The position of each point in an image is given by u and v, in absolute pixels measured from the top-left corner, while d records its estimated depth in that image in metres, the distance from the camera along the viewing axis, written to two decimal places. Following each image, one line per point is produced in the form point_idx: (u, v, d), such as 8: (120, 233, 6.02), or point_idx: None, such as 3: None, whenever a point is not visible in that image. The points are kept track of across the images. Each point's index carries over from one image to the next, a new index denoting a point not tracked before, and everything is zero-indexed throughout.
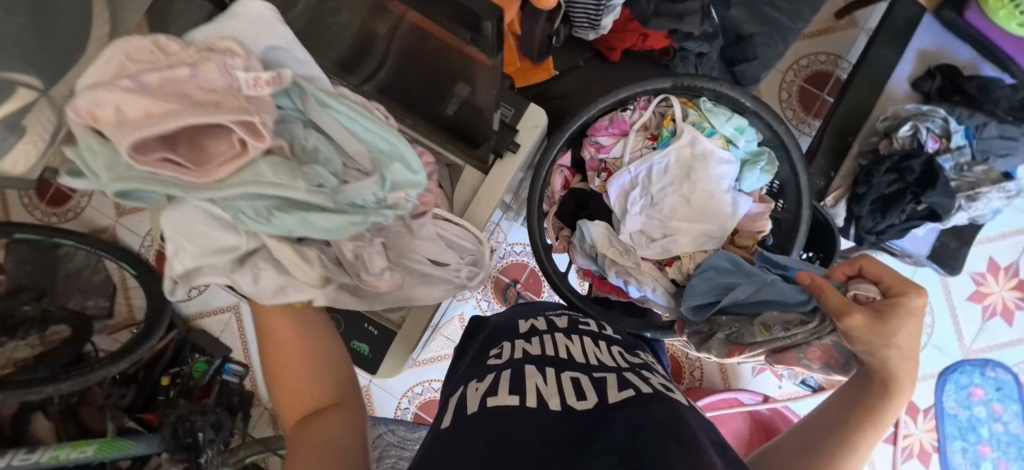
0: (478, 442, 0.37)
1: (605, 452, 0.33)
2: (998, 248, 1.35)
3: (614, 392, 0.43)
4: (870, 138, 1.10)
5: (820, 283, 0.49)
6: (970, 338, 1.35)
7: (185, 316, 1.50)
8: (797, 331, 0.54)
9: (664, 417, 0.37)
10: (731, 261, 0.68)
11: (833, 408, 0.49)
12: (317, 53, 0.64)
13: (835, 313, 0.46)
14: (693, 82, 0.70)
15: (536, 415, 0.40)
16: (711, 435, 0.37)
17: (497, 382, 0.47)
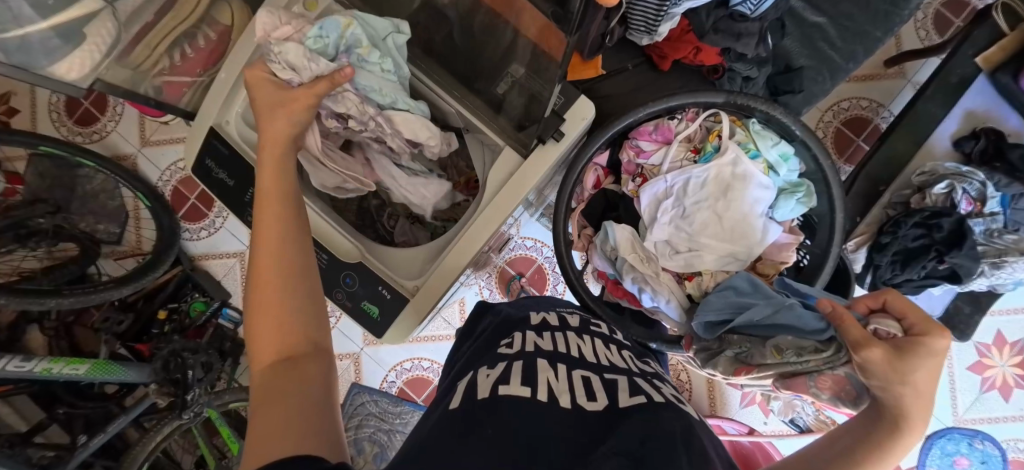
0: (487, 428, 0.37)
1: (614, 453, 0.33)
2: (1008, 323, 1.34)
3: (625, 397, 0.43)
4: (902, 190, 1.10)
5: (841, 315, 0.49)
6: (964, 408, 1.34)
7: (192, 255, 1.48)
8: (810, 357, 0.54)
9: (676, 427, 0.37)
10: (750, 280, 0.68)
11: (837, 439, 0.47)
12: (376, 11, 0.64)
13: (855, 345, 0.45)
14: (747, 101, 0.69)
15: (548, 410, 0.40)
16: (721, 454, 0.37)
17: (508, 371, 0.47)
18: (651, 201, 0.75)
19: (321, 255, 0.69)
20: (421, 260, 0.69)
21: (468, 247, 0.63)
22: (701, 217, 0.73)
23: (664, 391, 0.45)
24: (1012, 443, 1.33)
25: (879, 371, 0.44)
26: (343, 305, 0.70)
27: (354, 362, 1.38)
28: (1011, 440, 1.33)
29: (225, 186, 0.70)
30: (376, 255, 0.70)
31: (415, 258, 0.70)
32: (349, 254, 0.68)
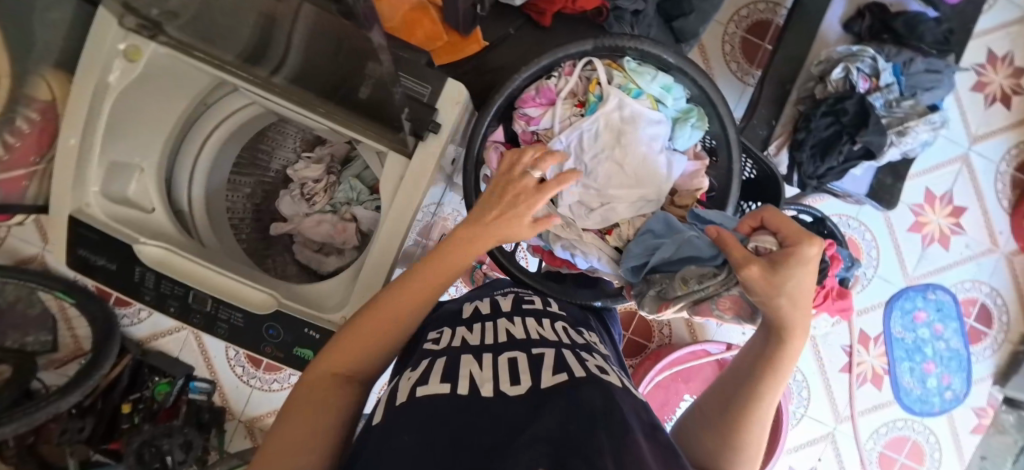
0: (406, 434, 0.38)
1: (537, 439, 0.36)
2: (933, 179, 1.42)
3: (548, 376, 0.46)
4: (807, 83, 1.12)
5: (724, 237, 0.52)
6: (913, 267, 1.42)
7: (139, 340, 1.38)
8: (709, 282, 0.58)
9: (597, 403, 0.41)
10: (659, 220, 0.70)
11: (741, 365, 0.55)
12: (215, 51, 0.59)
13: (737, 265, 0.49)
14: (615, 41, 0.68)
15: (471, 402, 0.42)
16: (642, 420, 0.41)
17: (430, 369, 0.49)
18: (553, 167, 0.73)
19: (235, 315, 0.65)
20: (342, 289, 0.67)
21: (382, 255, 0.62)
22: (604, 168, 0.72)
23: (587, 364, 0.49)
24: (960, 286, 1.42)
25: (760, 286, 0.48)
26: (275, 356, 0.66)
27: None
28: (960, 284, 1.42)
29: (108, 272, 0.64)
30: (292, 296, 0.66)
31: (335, 289, 0.68)
32: (262, 305, 0.64)
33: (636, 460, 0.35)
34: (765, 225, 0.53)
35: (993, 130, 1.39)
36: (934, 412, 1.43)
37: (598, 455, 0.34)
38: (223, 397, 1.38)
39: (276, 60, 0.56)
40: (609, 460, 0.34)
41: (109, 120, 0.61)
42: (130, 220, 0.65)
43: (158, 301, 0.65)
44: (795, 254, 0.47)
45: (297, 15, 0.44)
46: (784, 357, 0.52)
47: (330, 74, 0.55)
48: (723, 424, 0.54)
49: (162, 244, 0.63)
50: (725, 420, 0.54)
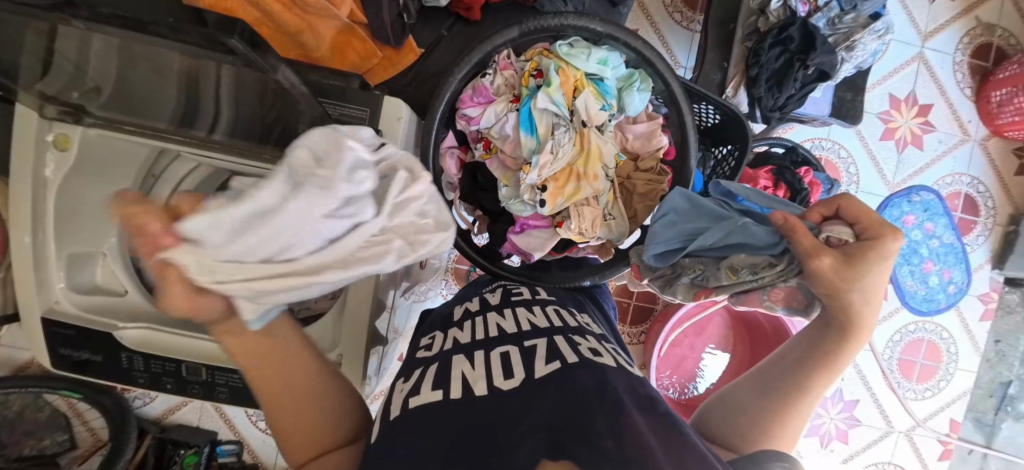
0: (399, 446, 0.40)
1: (536, 429, 0.38)
2: (894, 85, 1.42)
3: (541, 366, 0.47)
4: (749, 18, 1.10)
5: (794, 224, 0.51)
6: (892, 173, 1.44)
7: (155, 417, 1.35)
8: (764, 272, 0.57)
9: (590, 384, 0.42)
10: (698, 205, 0.65)
11: (787, 355, 0.59)
12: (146, 123, 0.58)
13: (806, 254, 0.49)
14: (539, 23, 0.67)
15: (464, 405, 0.43)
16: (636, 394, 0.42)
17: (422, 379, 0.50)
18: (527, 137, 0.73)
19: (232, 377, 0.64)
20: (331, 327, 0.66)
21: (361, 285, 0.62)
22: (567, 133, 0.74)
23: (580, 348, 0.50)
24: (942, 182, 1.44)
25: (829, 277, 0.49)
26: None
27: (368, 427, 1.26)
28: (941, 180, 1.44)
29: (95, 364, 0.64)
30: None
31: (326, 328, 0.67)
32: None
33: (636, 437, 0.35)
34: (839, 215, 0.53)
35: (941, 23, 1.40)
36: (941, 309, 1.39)
37: (598, 436, 0.35)
38: (254, 454, 1.37)
39: (209, 117, 0.55)
40: (610, 440, 0.35)
41: (58, 214, 0.60)
42: (104, 308, 0.65)
43: (153, 381, 0.65)
44: (875, 250, 0.49)
45: (215, 74, 0.43)
46: (840, 355, 0.55)
47: (263, 121, 0.55)
48: (764, 404, 0.57)
49: (142, 324, 0.64)
50: (766, 401, 0.57)
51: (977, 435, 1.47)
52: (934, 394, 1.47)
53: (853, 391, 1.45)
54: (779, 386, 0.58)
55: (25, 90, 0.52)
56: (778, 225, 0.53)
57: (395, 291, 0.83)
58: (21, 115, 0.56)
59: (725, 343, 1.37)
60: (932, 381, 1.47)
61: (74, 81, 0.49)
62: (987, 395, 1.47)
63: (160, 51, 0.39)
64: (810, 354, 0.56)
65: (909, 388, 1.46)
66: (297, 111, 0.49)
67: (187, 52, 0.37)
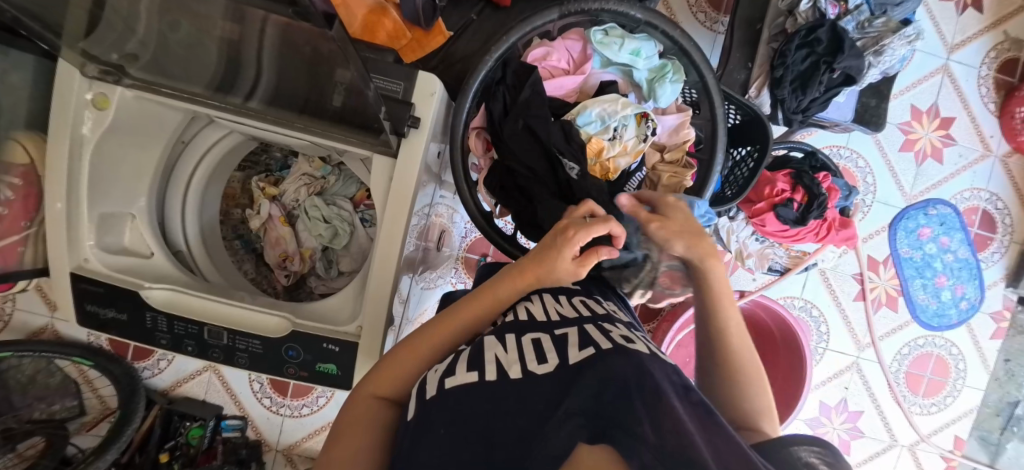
0: (441, 427, 0.43)
1: (573, 413, 0.39)
2: (917, 96, 1.41)
3: (575, 353, 0.47)
4: (776, 19, 1.10)
5: None
6: (910, 185, 1.42)
7: (164, 389, 1.37)
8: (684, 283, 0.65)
9: (628, 371, 0.41)
10: (675, 202, 0.66)
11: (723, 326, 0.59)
12: (183, 86, 0.59)
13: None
14: (579, 6, 0.67)
15: (497, 387, 0.44)
16: (673, 381, 0.42)
17: (456, 360, 0.51)
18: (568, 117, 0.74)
19: (252, 342, 0.65)
20: (350, 301, 0.68)
21: (386, 259, 0.63)
22: (611, 115, 0.74)
23: (611, 335, 0.50)
24: (960, 197, 1.42)
25: None
26: (299, 376, 0.66)
27: None
28: (959, 194, 1.42)
29: (119, 322, 0.64)
30: (306, 315, 0.67)
31: (346, 301, 0.68)
32: (279, 329, 0.65)
33: (674, 423, 0.35)
34: None
35: (968, 36, 1.39)
36: (952, 325, 1.43)
37: (635, 422, 0.35)
38: (257, 431, 1.38)
39: (247, 84, 0.56)
40: (648, 427, 0.35)
41: (91, 173, 0.61)
42: (130, 268, 0.66)
43: (174, 343, 0.65)
44: None
45: (257, 38, 0.44)
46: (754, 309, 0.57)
47: (303, 88, 0.55)
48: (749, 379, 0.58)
49: (168, 286, 0.65)
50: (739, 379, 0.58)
51: (982, 454, 1.46)
52: (940, 409, 1.46)
53: (858, 401, 1.45)
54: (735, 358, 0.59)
55: (69, 46, 0.53)
56: None
57: (409, 277, 0.83)
58: (60, 74, 0.57)
59: None
60: (939, 396, 1.45)
61: (118, 42, 0.51)
62: (995, 414, 1.45)
63: (207, 9, 0.39)
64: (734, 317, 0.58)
65: (915, 402, 1.45)
66: (334, 79, 0.50)
67: (234, 7, 0.37)
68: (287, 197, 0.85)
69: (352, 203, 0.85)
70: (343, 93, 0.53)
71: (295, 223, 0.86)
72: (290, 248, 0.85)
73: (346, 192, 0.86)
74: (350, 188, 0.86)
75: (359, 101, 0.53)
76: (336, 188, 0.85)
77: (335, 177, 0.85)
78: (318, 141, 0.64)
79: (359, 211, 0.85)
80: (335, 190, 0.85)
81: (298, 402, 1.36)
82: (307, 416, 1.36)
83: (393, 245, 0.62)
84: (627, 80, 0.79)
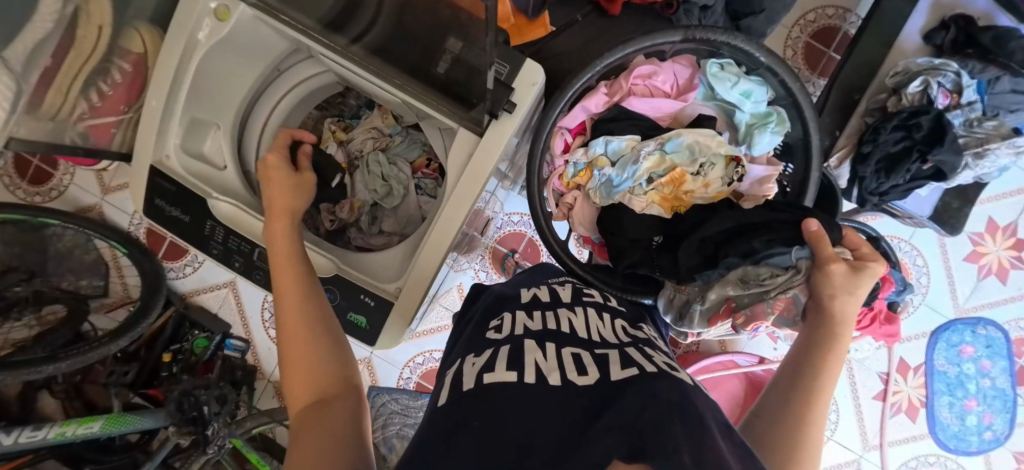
0: (477, 420, 0.41)
1: (611, 427, 0.37)
2: (998, 209, 1.34)
3: (618, 370, 0.46)
4: (878, 95, 1.06)
5: (821, 235, 0.58)
6: (965, 297, 1.36)
7: (182, 294, 1.42)
8: (769, 282, 0.63)
9: (673, 396, 0.40)
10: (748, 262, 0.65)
11: (778, 385, 0.54)
12: (298, 16, 0.60)
13: (824, 261, 0.56)
14: (705, 35, 0.66)
15: (535, 388, 0.44)
16: (718, 418, 0.39)
17: (496, 358, 0.51)
18: (661, 139, 0.71)
19: None
20: (397, 262, 0.69)
21: (444, 231, 0.63)
22: (703, 149, 0.70)
23: (655, 360, 0.49)
24: (1015, 323, 1.35)
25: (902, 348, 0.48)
26: None
27: (367, 366, 1.33)
28: (1014, 320, 1.35)
29: (181, 223, 0.66)
30: (353, 265, 0.69)
31: (393, 260, 0.69)
32: (323, 269, 0.66)
33: (717, 460, 0.32)
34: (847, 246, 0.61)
35: None
36: (969, 451, 1.36)
37: (675, 451, 0.32)
38: (256, 357, 1.42)
39: (357, 26, 0.57)
40: (687, 457, 0.32)
41: (195, 71, 0.62)
42: (203, 175, 0.68)
43: (224, 255, 0.67)
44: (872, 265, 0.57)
45: None
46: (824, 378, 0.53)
47: (411, 45, 0.56)
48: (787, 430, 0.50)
49: (233, 202, 0.66)
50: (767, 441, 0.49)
51: None
52: None
53: None
54: (777, 418, 0.51)
55: None
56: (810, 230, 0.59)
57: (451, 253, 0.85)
58: None
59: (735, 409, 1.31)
60: None
61: None
62: None
63: None
64: (799, 365, 0.54)
65: None
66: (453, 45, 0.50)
67: None
68: (353, 145, 0.87)
69: (410, 168, 0.86)
70: (457, 42, 0.52)
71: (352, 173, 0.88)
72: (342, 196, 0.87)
73: (411, 155, 0.87)
74: (413, 154, 0.87)
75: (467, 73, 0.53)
76: (401, 146, 0.87)
77: (400, 135, 0.86)
78: (411, 102, 0.63)
79: (414, 176, 0.86)
80: (398, 151, 0.87)
81: None
82: None
83: (456, 224, 0.63)
84: (725, 118, 0.76)
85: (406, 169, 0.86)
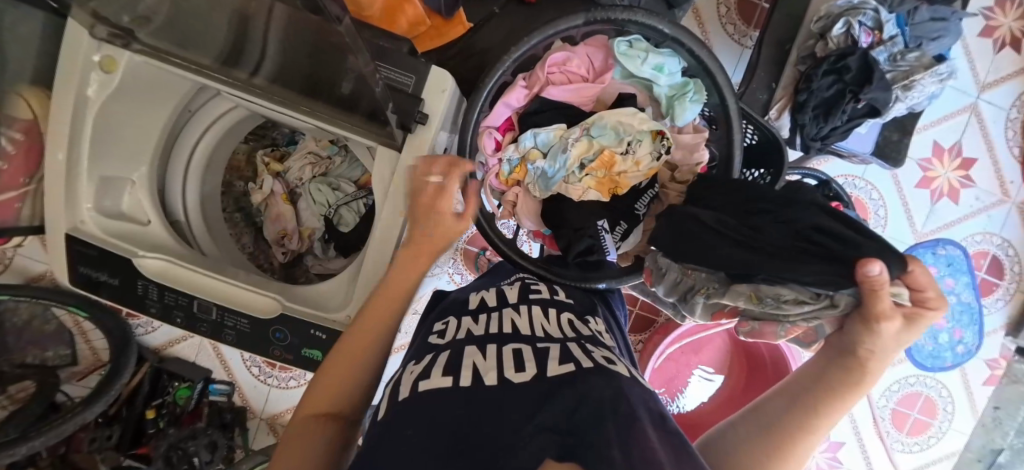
0: (408, 428, 0.40)
1: (543, 429, 0.37)
2: (941, 133, 1.38)
3: (554, 366, 0.47)
4: (807, 41, 1.07)
5: (878, 287, 0.44)
6: (921, 222, 1.40)
7: (156, 347, 1.38)
8: (788, 305, 0.55)
9: (606, 392, 0.41)
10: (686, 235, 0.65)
11: (806, 373, 0.51)
12: (191, 55, 0.58)
13: (872, 319, 0.46)
14: (606, 14, 0.65)
15: (476, 391, 0.44)
16: (649, 408, 0.41)
17: (435, 363, 0.51)
18: (582, 124, 0.74)
19: (240, 321, 0.65)
20: (342, 288, 0.67)
21: (381, 252, 0.62)
22: (627, 128, 0.72)
23: (594, 355, 0.49)
24: (970, 240, 1.40)
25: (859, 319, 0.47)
26: (284, 358, 0.66)
27: None
28: (969, 237, 1.40)
29: (109, 286, 0.64)
30: (296, 299, 0.67)
31: (338, 288, 0.68)
32: (267, 310, 0.65)
33: (646, 450, 0.34)
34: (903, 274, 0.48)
35: (1003, 76, 1.34)
36: (946, 367, 1.39)
37: (605, 445, 0.33)
38: (244, 397, 1.38)
39: (252, 61, 0.55)
40: (617, 450, 0.33)
41: (92, 127, 0.60)
42: (125, 233, 0.66)
43: (163, 312, 0.65)
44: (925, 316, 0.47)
45: (267, 17, 0.42)
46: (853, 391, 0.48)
47: (308, 69, 0.54)
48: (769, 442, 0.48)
49: (162, 256, 0.64)
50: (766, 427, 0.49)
51: None
52: (922, 449, 1.45)
53: (841, 432, 1.44)
54: (788, 411, 0.49)
55: (79, 5, 0.52)
56: (862, 280, 0.44)
57: None
58: (71, 31, 0.56)
59: (722, 365, 1.35)
60: (923, 436, 1.45)
61: (128, 5, 0.49)
62: (976, 460, 1.45)
63: None
64: (834, 366, 0.49)
65: (898, 439, 1.45)
66: (345, 66, 0.49)
67: None
68: (291, 174, 0.84)
69: (355, 186, 0.84)
70: (353, 75, 0.51)
71: (297, 201, 0.86)
72: (290, 226, 0.85)
73: (352, 174, 0.85)
74: (352, 172, 0.85)
75: (366, 90, 0.52)
76: (340, 167, 0.84)
77: (337, 156, 0.83)
78: (326, 126, 0.63)
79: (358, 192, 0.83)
80: (337, 172, 0.85)
81: (286, 374, 1.37)
82: (293, 388, 1.36)
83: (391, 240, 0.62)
84: (646, 94, 0.78)
85: (351, 188, 0.84)
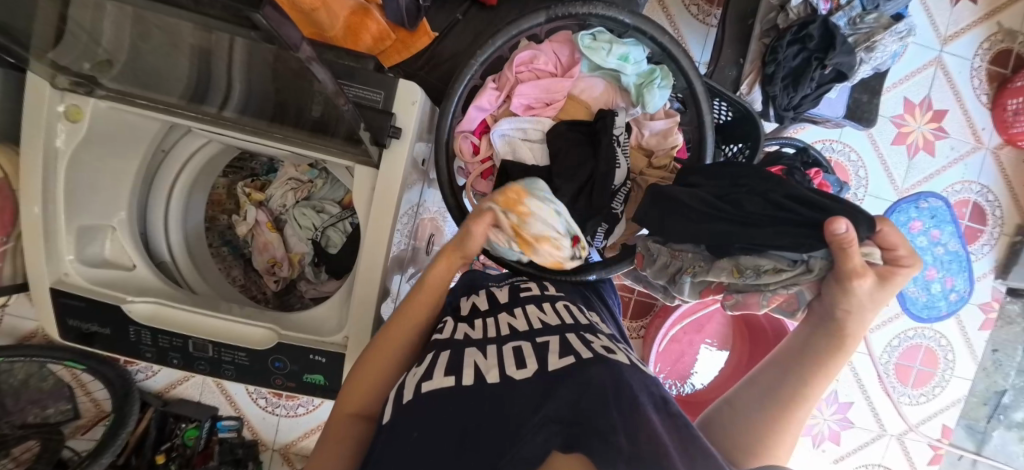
0: (415, 430, 0.42)
1: (549, 420, 0.38)
2: (910, 88, 1.40)
3: (555, 359, 0.47)
4: (768, 14, 1.08)
5: (851, 243, 0.47)
6: (901, 179, 1.42)
7: (157, 391, 1.36)
8: (768, 277, 0.56)
9: (607, 381, 0.42)
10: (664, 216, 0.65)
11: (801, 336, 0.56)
12: (158, 94, 0.58)
13: (850, 275, 0.48)
14: (567, 9, 0.66)
15: (482, 388, 0.44)
16: (652, 395, 0.42)
17: (436, 363, 0.51)
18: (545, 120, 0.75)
19: (238, 354, 0.65)
20: (336, 310, 0.67)
21: (370, 269, 0.62)
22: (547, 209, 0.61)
23: (594, 345, 0.50)
24: (950, 190, 1.43)
25: (853, 289, 0.49)
26: (287, 386, 0.66)
27: None
28: (950, 187, 1.43)
29: (102, 336, 0.64)
30: (291, 327, 0.67)
31: (333, 311, 0.68)
32: (265, 340, 0.65)
33: (649, 433, 0.36)
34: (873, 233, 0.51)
35: (962, 27, 1.37)
36: (941, 316, 1.40)
37: (612, 431, 0.36)
38: (254, 430, 1.37)
39: (219, 94, 0.56)
40: (623, 436, 0.35)
41: (67, 179, 0.60)
42: (113, 280, 0.66)
43: (159, 356, 0.65)
44: (902, 274, 0.50)
45: (224, 50, 0.43)
46: (837, 360, 0.54)
47: (274, 97, 0.55)
48: (769, 403, 0.54)
49: (151, 299, 0.64)
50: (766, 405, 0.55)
51: (968, 442, 1.48)
52: (928, 399, 1.47)
53: (848, 393, 1.46)
54: (787, 373, 0.55)
55: (39, 59, 0.52)
56: (836, 236, 0.46)
57: (400, 276, 0.82)
58: (33, 85, 0.56)
59: (726, 341, 1.36)
60: (927, 386, 1.47)
61: (86, 51, 0.49)
62: (981, 404, 1.47)
63: (174, 23, 0.38)
64: (816, 336, 0.55)
65: (904, 393, 1.47)
66: (311, 90, 0.49)
67: (195, 22, 0.35)
68: (274, 202, 0.84)
69: (340, 207, 0.84)
70: (319, 103, 0.52)
71: (282, 228, 0.85)
72: (278, 254, 0.84)
73: (336, 195, 0.85)
74: (336, 193, 0.85)
75: (335, 111, 0.52)
76: (323, 189, 0.84)
77: (320, 180, 0.83)
78: (300, 151, 0.63)
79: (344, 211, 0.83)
80: (321, 194, 0.85)
81: (293, 402, 1.35)
82: (302, 415, 1.35)
83: (377, 256, 0.62)
84: (615, 85, 0.78)
85: (336, 209, 0.84)
